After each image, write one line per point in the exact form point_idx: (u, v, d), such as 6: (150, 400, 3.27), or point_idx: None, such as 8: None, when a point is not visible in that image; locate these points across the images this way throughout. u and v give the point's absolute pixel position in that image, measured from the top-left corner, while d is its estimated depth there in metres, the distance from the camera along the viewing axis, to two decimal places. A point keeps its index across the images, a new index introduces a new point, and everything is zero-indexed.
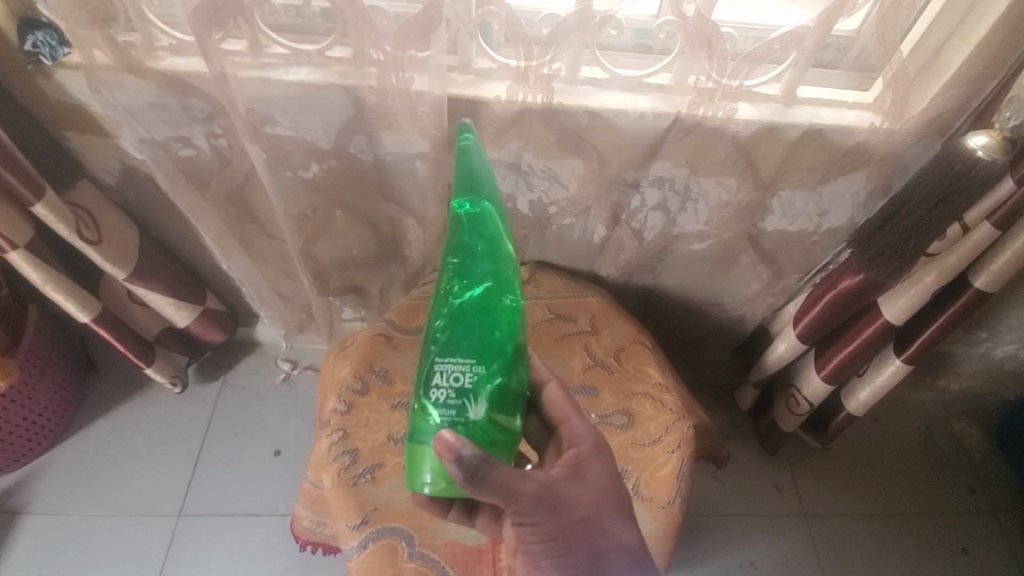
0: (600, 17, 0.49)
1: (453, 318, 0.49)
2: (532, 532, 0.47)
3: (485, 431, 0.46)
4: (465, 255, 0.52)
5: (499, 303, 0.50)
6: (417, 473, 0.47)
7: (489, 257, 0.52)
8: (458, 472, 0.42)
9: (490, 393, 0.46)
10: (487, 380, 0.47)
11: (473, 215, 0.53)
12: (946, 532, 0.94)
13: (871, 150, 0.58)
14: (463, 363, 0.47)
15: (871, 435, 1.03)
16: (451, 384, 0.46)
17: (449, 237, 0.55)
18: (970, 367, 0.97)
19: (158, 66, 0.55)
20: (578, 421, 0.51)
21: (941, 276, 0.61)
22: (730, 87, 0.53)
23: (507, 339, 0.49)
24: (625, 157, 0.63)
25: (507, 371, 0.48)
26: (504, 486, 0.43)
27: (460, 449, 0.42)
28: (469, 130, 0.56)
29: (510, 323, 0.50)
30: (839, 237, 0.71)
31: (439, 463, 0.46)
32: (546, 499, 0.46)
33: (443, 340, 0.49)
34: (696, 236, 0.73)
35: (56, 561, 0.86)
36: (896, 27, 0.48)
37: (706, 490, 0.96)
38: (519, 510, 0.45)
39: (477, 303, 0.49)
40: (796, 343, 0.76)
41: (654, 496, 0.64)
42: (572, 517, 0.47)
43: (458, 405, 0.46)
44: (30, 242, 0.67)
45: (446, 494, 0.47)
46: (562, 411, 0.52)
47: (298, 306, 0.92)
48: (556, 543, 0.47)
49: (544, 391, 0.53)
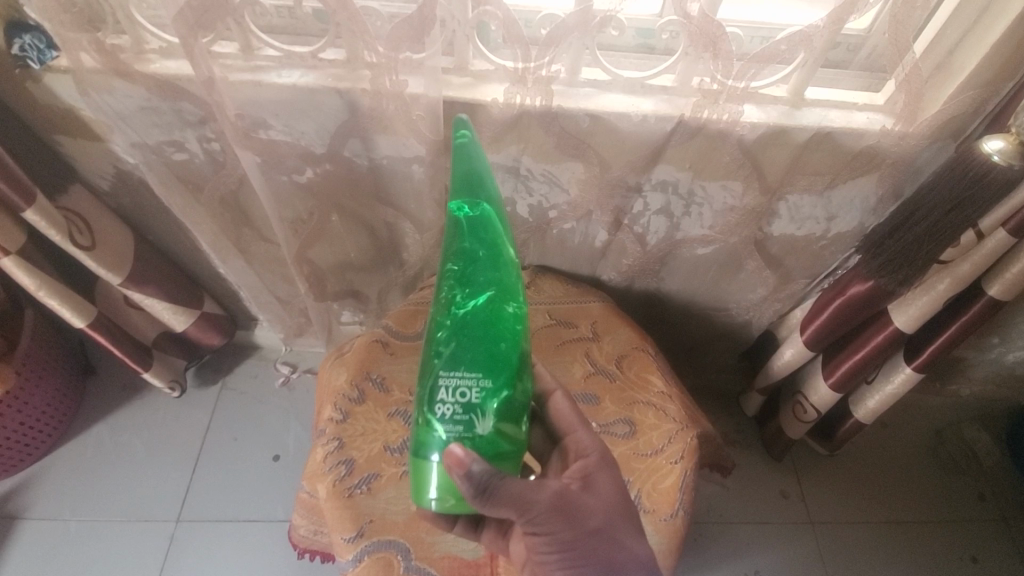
0: (600, 17, 0.47)
1: (458, 330, 0.47)
2: (545, 542, 0.45)
3: (493, 444, 0.44)
4: (466, 261, 0.50)
5: (503, 314, 0.48)
6: (422, 489, 0.46)
7: (491, 265, 0.51)
8: (468, 488, 0.41)
9: (497, 408, 0.45)
10: (494, 393, 0.45)
11: (472, 222, 0.51)
12: (955, 539, 0.92)
13: (882, 153, 0.56)
14: (469, 377, 0.45)
15: (879, 441, 1.01)
16: (458, 401, 0.44)
17: (447, 242, 0.53)
18: (981, 372, 0.94)
19: (148, 69, 0.53)
20: (584, 433, 0.51)
21: (954, 283, 0.59)
22: (736, 89, 0.51)
23: (512, 351, 0.47)
24: (626, 161, 0.61)
25: (512, 383, 0.47)
26: (516, 496, 0.42)
27: (470, 465, 0.41)
28: (467, 126, 0.53)
29: (514, 333, 0.49)
30: (848, 243, 0.69)
31: (446, 479, 0.45)
32: (559, 507, 0.44)
33: (447, 353, 0.47)
34: (701, 240, 0.71)
35: (53, 567, 0.85)
36: (910, 25, 0.45)
37: (709, 496, 0.95)
38: (532, 520, 0.43)
39: (483, 314, 0.48)
40: (804, 349, 0.75)
41: (656, 508, 0.62)
42: (587, 526, 0.45)
43: (466, 421, 0.44)
44: (22, 248, 0.67)
45: (454, 510, 0.46)
46: (567, 423, 0.52)
47: (296, 310, 0.91)
48: (570, 553, 0.45)
49: (550, 400, 0.53)
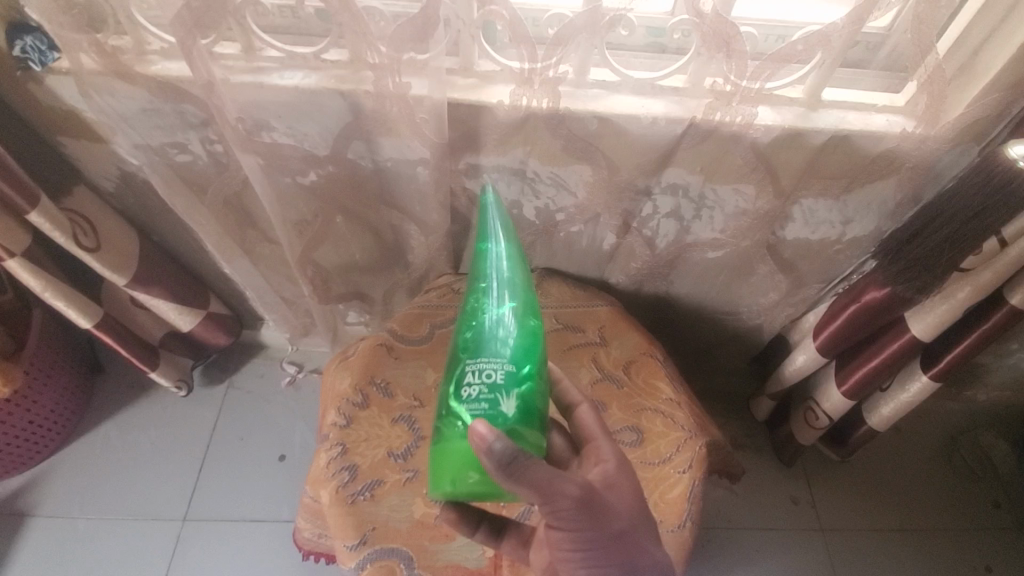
0: (611, 16, 0.45)
1: (486, 327, 0.50)
2: (569, 539, 0.42)
3: (517, 424, 0.43)
4: (490, 276, 0.54)
5: (526, 321, 0.51)
6: (442, 474, 0.44)
7: (512, 280, 0.54)
8: (491, 465, 0.37)
9: (521, 392, 0.45)
10: (518, 377, 0.46)
11: (497, 247, 0.56)
12: (969, 549, 0.91)
13: (901, 157, 0.54)
14: (494, 362, 0.46)
15: (892, 446, 0.99)
16: (484, 380, 0.45)
17: (471, 269, 0.58)
18: (1000, 377, 0.92)
19: (149, 71, 0.53)
20: (606, 443, 0.45)
21: (974, 292, 0.57)
22: (749, 91, 0.49)
23: (538, 351, 0.49)
24: (636, 165, 0.59)
25: (539, 378, 0.47)
26: (539, 482, 0.37)
27: (492, 442, 0.37)
28: (490, 191, 0.60)
29: (537, 337, 0.50)
30: (864, 247, 0.67)
31: (469, 460, 0.43)
32: (586, 505, 0.40)
33: (474, 348, 0.49)
34: (711, 244, 0.70)
35: (63, 563, 0.86)
36: (934, 22, 0.43)
37: (718, 501, 0.94)
38: (556, 515, 0.40)
39: (510, 316, 0.50)
40: (817, 355, 0.73)
41: (665, 519, 0.61)
42: (612, 529, 0.41)
43: (490, 400, 0.44)
44: (28, 250, 0.67)
45: (477, 497, 0.44)
46: (588, 432, 0.46)
47: (301, 310, 0.90)
48: (593, 552, 0.42)
49: (573, 413, 0.48)
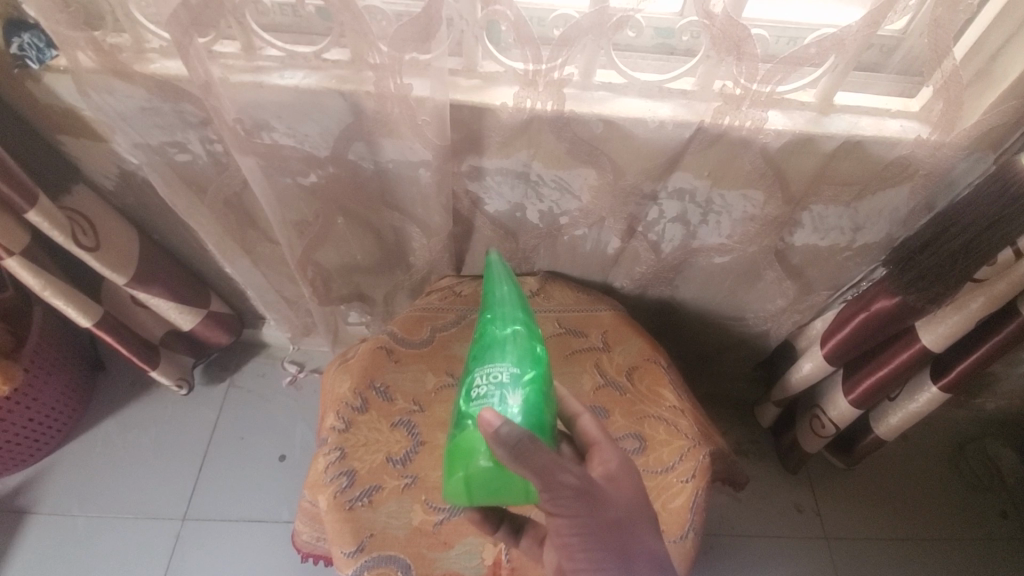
0: (618, 16, 0.44)
1: (495, 337, 0.54)
2: (567, 525, 0.41)
3: (524, 415, 0.46)
4: (495, 298, 0.58)
5: (530, 335, 0.54)
6: (458, 468, 0.47)
7: (515, 300, 0.58)
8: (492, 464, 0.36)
9: (529, 386, 0.48)
10: (523, 376, 0.49)
11: (501, 273, 0.61)
12: (976, 560, 0.89)
13: (915, 164, 0.52)
14: (501, 366, 0.50)
15: (899, 454, 0.98)
16: (490, 381, 0.49)
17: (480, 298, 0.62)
18: (1010, 386, 0.90)
19: (147, 69, 0.52)
20: (609, 448, 0.44)
21: (987, 303, 0.55)
22: (760, 94, 0.48)
23: (545, 354, 0.52)
24: (643, 168, 0.58)
25: (548, 377, 0.50)
26: (539, 468, 0.37)
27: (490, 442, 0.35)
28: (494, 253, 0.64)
29: (542, 348, 0.53)
30: (874, 254, 0.66)
31: (481, 451, 0.46)
32: (584, 494, 0.39)
33: (483, 360, 0.53)
34: (718, 249, 0.68)
35: (62, 560, 0.86)
36: (952, 30, 0.42)
37: (722, 507, 0.93)
38: (554, 501, 0.39)
39: (518, 328, 0.54)
40: (824, 363, 0.71)
41: (666, 529, 0.60)
42: (607, 516, 0.40)
43: (499, 396, 0.48)
44: (26, 248, 0.66)
45: (493, 487, 0.46)
46: (590, 438, 0.45)
47: (301, 309, 0.89)
48: (588, 538, 0.41)
49: (576, 424, 0.47)
